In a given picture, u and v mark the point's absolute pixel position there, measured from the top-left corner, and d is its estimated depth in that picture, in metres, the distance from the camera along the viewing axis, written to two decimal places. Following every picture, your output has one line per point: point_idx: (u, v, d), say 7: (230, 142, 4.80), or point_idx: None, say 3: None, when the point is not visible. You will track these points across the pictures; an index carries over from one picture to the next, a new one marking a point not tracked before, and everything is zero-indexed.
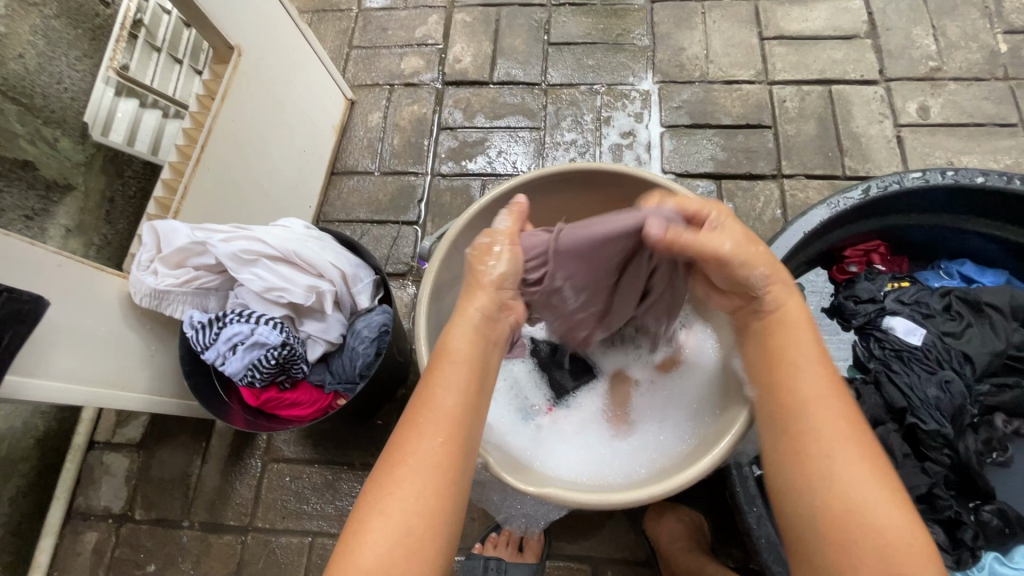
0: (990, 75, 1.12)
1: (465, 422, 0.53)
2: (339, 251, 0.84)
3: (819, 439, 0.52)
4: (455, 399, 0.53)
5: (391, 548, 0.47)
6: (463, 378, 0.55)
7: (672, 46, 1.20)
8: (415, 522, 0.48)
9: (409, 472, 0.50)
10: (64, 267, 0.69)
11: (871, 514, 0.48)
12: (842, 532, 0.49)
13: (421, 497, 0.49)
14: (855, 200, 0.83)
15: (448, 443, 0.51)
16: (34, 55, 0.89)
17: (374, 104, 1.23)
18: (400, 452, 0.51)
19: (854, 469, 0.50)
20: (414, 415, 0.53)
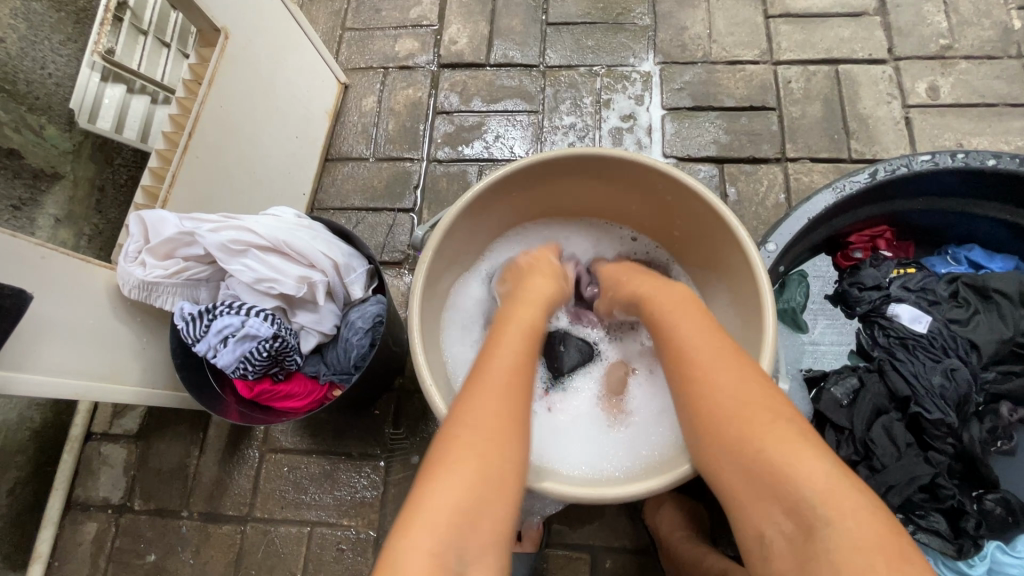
0: (1003, 53, 1.08)
1: (514, 394, 0.56)
2: (332, 241, 0.83)
3: (698, 385, 0.56)
4: (513, 356, 0.59)
5: (467, 476, 0.50)
6: (509, 354, 0.59)
7: (674, 25, 1.17)
8: (471, 488, 0.49)
9: (483, 409, 0.54)
10: (49, 259, 0.67)
11: (764, 451, 0.50)
12: (751, 471, 0.51)
13: (478, 464, 0.50)
14: (861, 183, 0.80)
15: (517, 391, 0.56)
16: (15, 40, 0.87)
17: (368, 88, 1.20)
18: (476, 393, 0.55)
19: (745, 412, 0.53)
20: (477, 372, 0.58)
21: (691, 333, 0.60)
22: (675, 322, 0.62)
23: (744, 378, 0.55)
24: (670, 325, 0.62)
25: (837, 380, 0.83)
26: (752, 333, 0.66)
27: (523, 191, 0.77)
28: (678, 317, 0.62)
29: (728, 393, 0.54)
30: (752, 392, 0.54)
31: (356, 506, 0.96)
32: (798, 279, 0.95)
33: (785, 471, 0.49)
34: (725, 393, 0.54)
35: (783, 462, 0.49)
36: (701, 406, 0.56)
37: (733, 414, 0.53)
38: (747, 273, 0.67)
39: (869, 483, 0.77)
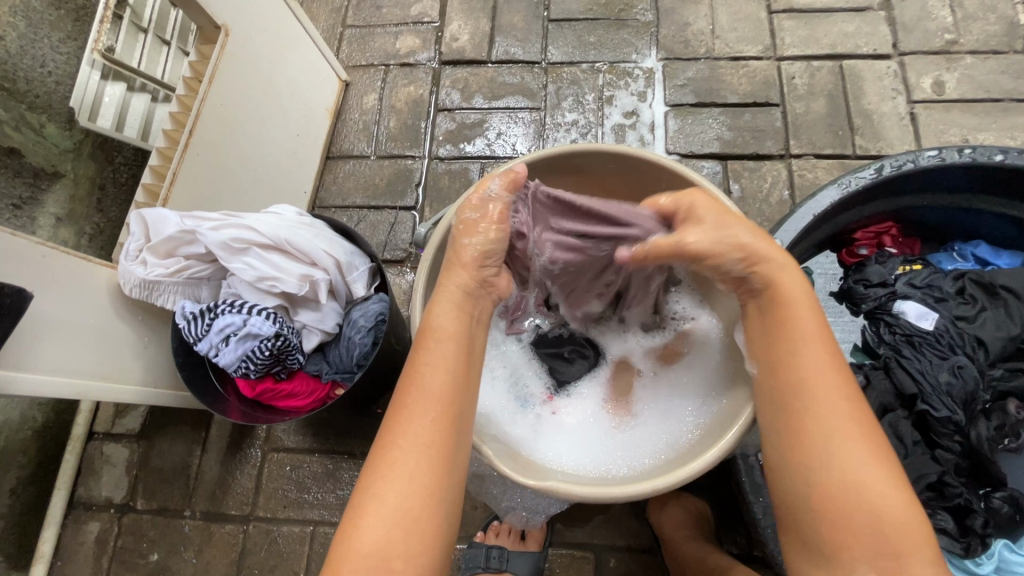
0: (1008, 48, 1.08)
1: (450, 402, 0.54)
2: (334, 239, 0.82)
3: (810, 406, 0.53)
4: (442, 381, 0.54)
5: (406, 498, 0.50)
6: (450, 357, 0.55)
7: (676, 21, 1.16)
8: (407, 507, 0.50)
9: (403, 453, 0.51)
10: (50, 258, 0.67)
11: (875, 500, 0.50)
12: (849, 515, 0.50)
13: (414, 482, 0.51)
14: (867, 180, 0.79)
15: (439, 423, 0.53)
16: (14, 37, 0.87)
17: (369, 85, 1.19)
18: (397, 434, 0.52)
19: (858, 453, 0.51)
20: (403, 401, 0.54)
21: (819, 348, 0.54)
22: (798, 329, 0.55)
23: (855, 412, 0.53)
24: (798, 329, 0.55)
25: None
26: None
27: None
28: (800, 321, 0.55)
29: (843, 427, 0.52)
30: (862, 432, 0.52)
31: None
32: None
33: (889, 523, 0.49)
34: (844, 428, 0.52)
35: (888, 512, 0.49)
36: (812, 434, 0.52)
37: (846, 451, 0.51)
38: None
39: None
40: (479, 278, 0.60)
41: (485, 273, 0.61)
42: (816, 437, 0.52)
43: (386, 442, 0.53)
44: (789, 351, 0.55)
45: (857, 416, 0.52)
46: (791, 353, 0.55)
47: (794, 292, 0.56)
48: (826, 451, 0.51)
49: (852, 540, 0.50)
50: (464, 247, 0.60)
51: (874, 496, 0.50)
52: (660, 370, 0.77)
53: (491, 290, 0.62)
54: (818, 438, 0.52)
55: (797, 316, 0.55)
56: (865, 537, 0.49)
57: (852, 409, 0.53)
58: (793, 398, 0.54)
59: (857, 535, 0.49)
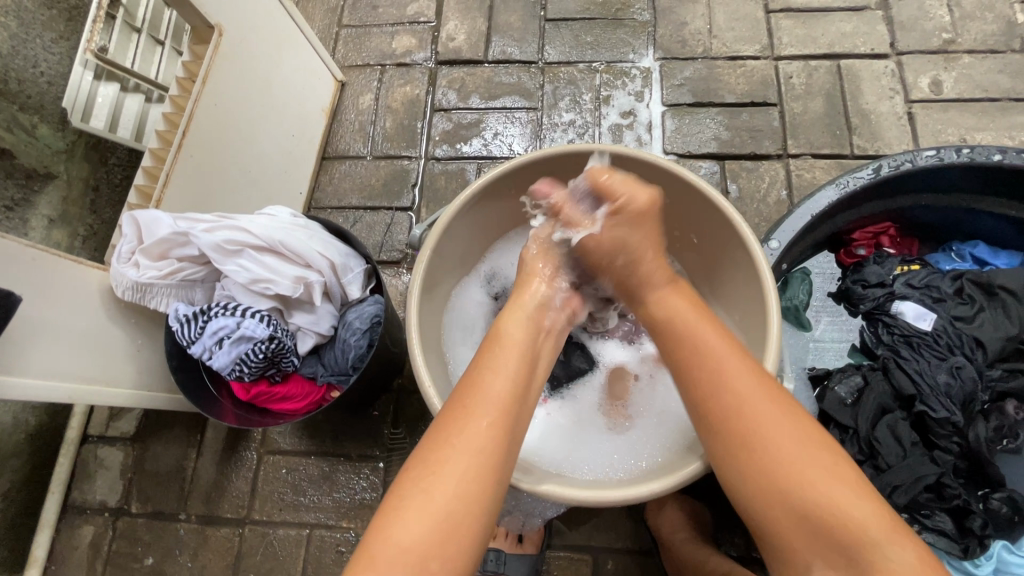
0: (1006, 47, 1.07)
1: (512, 406, 0.54)
2: (329, 240, 0.81)
3: (741, 426, 0.53)
4: (505, 388, 0.55)
5: (457, 492, 0.49)
6: (512, 363, 0.57)
7: (674, 20, 1.15)
8: (457, 503, 0.49)
9: (458, 452, 0.51)
10: (40, 260, 0.66)
11: (826, 499, 0.49)
12: (805, 520, 0.50)
13: (465, 480, 0.50)
14: (865, 179, 0.79)
15: (500, 429, 0.53)
16: (5, 37, 0.86)
17: (365, 85, 1.19)
18: (452, 432, 0.52)
19: (797, 458, 0.51)
20: (463, 402, 0.54)
21: (737, 364, 0.56)
22: (711, 354, 0.57)
23: (787, 418, 0.53)
24: (710, 354, 0.57)
25: (841, 378, 0.83)
26: (754, 330, 0.66)
27: (521, 191, 0.76)
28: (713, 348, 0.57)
29: (771, 437, 0.52)
30: (797, 436, 0.52)
31: (356, 508, 0.95)
32: (800, 277, 0.93)
33: (843, 521, 0.49)
34: (771, 438, 0.52)
35: (842, 510, 0.49)
36: (744, 452, 0.53)
37: (785, 462, 0.51)
38: (750, 270, 0.66)
39: (873, 483, 0.75)
40: (554, 293, 0.68)
41: (558, 290, 0.69)
42: (748, 456, 0.52)
43: (438, 439, 0.52)
44: (701, 378, 0.57)
45: (782, 413, 0.53)
46: (712, 371, 0.56)
47: (699, 330, 0.59)
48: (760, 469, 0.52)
49: (814, 545, 0.50)
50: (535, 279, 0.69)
51: (825, 497, 0.50)
52: (657, 372, 0.77)
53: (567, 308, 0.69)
54: (747, 459, 0.52)
55: (705, 342, 0.58)
56: (826, 540, 0.49)
57: (784, 417, 0.53)
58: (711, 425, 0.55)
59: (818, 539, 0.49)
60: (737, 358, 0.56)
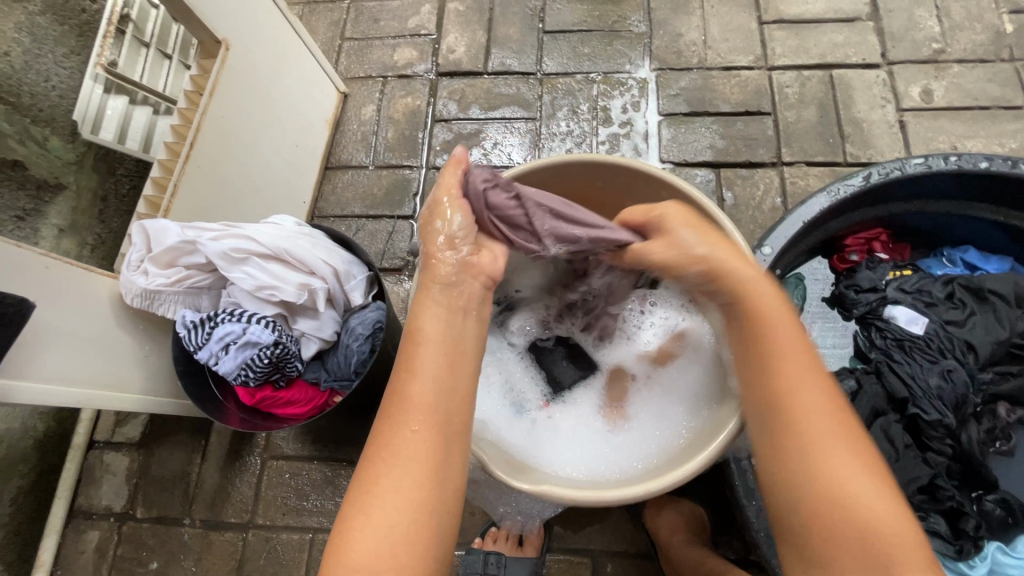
0: (995, 57, 1.09)
1: (440, 405, 0.52)
2: (332, 248, 0.83)
3: (786, 409, 0.54)
4: (427, 388, 0.52)
5: (402, 502, 0.48)
6: (434, 361, 0.53)
7: (669, 32, 1.18)
8: (398, 517, 0.47)
9: (388, 465, 0.49)
10: (52, 268, 0.68)
11: (849, 493, 0.50)
12: (827, 514, 0.50)
13: (402, 491, 0.48)
14: (855, 187, 0.81)
15: (424, 430, 0.50)
16: (19, 53, 0.89)
17: (368, 97, 1.21)
18: (384, 448, 0.50)
19: (831, 450, 0.52)
20: (389, 410, 0.52)
21: (796, 352, 0.56)
22: (772, 335, 0.56)
23: (831, 409, 0.54)
24: (772, 335, 0.56)
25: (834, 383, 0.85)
26: None
27: None
28: (777, 326, 0.57)
29: (812, 427, 0.53)
30: (833, 434, 0.52)
31: None
32: (795, 282, 0.95)
33: (863, 516, 0.49)
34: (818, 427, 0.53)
35: (863, 506, 0.50)
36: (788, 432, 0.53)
37: (820, 452, 0.52)
38: None
39: None
40: (457, 265, 0.59)
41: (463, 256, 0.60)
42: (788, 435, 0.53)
43: (372, 457, 0.50)
44: (766, 352, 0.56)
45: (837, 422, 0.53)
46: (769, 357, 0.56)
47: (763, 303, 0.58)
48: (808, 466, 0.52)
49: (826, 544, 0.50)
50: (439, 268, 0.59)
51: (848, 492, 0.50)
52: (653, 373, 0.78)
53: (478, 271, 0.60)
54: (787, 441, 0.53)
55: (773, 318, 0.57)
56: (847, 538, 0.49)
57: (833, 417, 0.53)
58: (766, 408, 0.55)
59: (838, 537, 0.50)
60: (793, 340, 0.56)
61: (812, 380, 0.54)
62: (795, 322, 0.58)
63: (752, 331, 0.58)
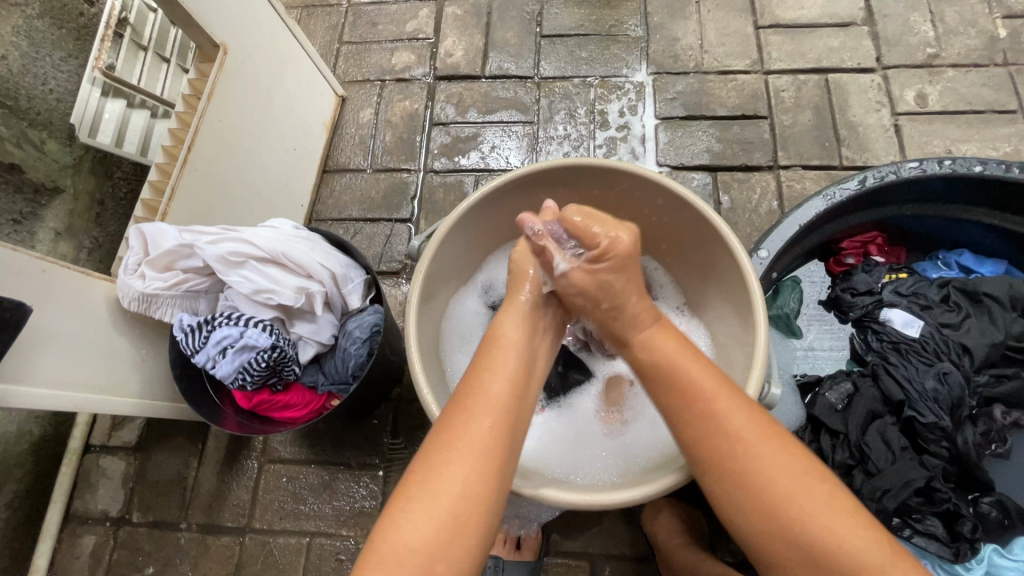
0: (989, 61, 1.10)
1: (512, 406, 0.56)
2: (329, 251, 0.83)
3: (721, 447, 0.54)
4: (502, 387, 0.56)
5: (469, 486, 0.50)
6: (508, 367, 0.58)
7: (666, 36, 1.18)
8: (463, 500, 0.49)
9: (458, 456, 0.51)
10: (49, 272, 0.68)
11: (801, 512, 0.51)
12: (787, 535, 0.51)
13: (470, 479, 0.50)
14: (852, 190, 0.81)
15: (498, 427, 0.53)
16: (17, 56, 0.89)
17: (366, 100, 1.21)
18: (455, 437, 0.52)
19: (773, 474, 0.52)
20: (458, 405, 0.54)
21: (719, 394, 0.56)
22: (697, 385, 0.57)
23: (766, 437, 0.54)
24: (694, 383, 0.57)
25: (831, 386, 0.85)
26: (743, 339, 0.68)
27: (516, 204, 0.78)
28: (699, 377, 0.57)
29: (756, 456, 0.53)
30: (757, 438, 0.54)
31: (355, 516, 0.96)
32: (791, 285, 0.95)
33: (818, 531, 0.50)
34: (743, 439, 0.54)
35: (816, 522, 0.50)
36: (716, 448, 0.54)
37: (764, 479, 0.52)
38: (738, 280, 0.68)
39: (863, 487, 0.77)
40: (538, 296, 0.66)
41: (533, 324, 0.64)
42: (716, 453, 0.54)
43: (440, 444, 0.52)
44: (686, 401, 0.57)
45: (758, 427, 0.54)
46: (697, 406, 0.56)
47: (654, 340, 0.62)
48: (734, 474, 0.53)
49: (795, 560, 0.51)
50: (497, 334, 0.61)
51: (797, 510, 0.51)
52: None
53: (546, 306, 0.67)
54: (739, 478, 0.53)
55: (691, 374, 0.58)
56: (814, 557, 0.50)
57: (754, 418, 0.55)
58: (704, 452, 0.55)
59: (801, 553, 0.51)
60: (710, 373, 0.57)
61: (742, 412, 0.55)
62: (707, 361, 0.59)
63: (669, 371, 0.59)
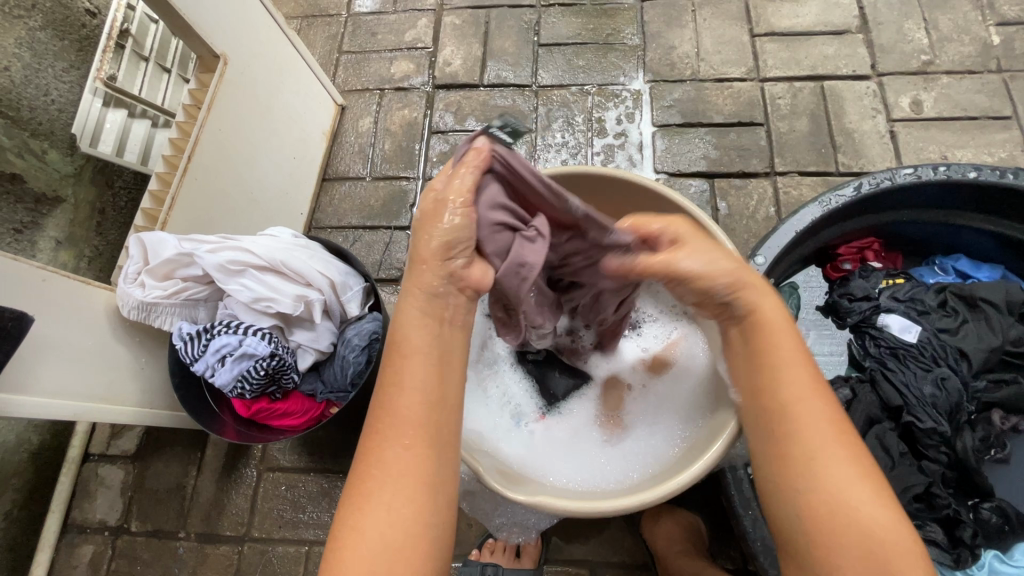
0: (983, 68, 1.11)
1: (429, 417, 0.51)
2: (328, 259, 0.84)
3: (783, 422, 0.52)
4: (415, 402, 0.51)
5: (394, 516, 0.48)
6: (421, 372, 0.51)
7: (662, 44, 1.19)
8: (390, 533, 0.47)
9: (378, 489, 0.48)
10: (49, 281, 0.68)
11: (848, 506, 0.49)
12: (826, 529, 0.49)
13: (393, 509, 0.48)
14: (847, 197, 0.82)
15: (414, 447, 0.50)
16: (19, 68, 0.90)
17: (365, 109, 1.22)
18: (370, 457, 0.50)
19: (830, 463, 0.50)
20: (377, 423, 0.51)
21: (797, 366, 0.54)
22: (775, 349, 0.55)
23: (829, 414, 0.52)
24: (773, 343, 0.55)
25: None
26: None
27: None
28: (779, 341, 0.55)
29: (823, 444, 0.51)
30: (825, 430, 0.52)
31: None
32: (789, 291, 0.95)
33: (864, 528, 0.48)
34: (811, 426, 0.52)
35: (863, 517, 0.48)
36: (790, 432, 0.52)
37: (821, 464, 0.50)
38: None
39: None
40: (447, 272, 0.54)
41: (452, 267, 0.54)
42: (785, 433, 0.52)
43: (360, 475, 0.50)
44: (764, 364, 0.55)
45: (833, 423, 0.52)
46: (767, 369, 0.54)
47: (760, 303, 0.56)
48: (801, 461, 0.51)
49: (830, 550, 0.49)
50: (430, 246, 0.53)
51: (845, 502, 0.49)
52: (649, 382, 0.78)
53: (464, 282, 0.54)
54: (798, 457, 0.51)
55: (776, 341, 0.55)
56: (849, 552, 0.48)
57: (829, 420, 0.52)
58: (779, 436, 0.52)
59: (839, 551, 0.48)
60: (794, 352, 0.55)
61: (809, 390, 0.53)
62: (794, 333, 0.56)
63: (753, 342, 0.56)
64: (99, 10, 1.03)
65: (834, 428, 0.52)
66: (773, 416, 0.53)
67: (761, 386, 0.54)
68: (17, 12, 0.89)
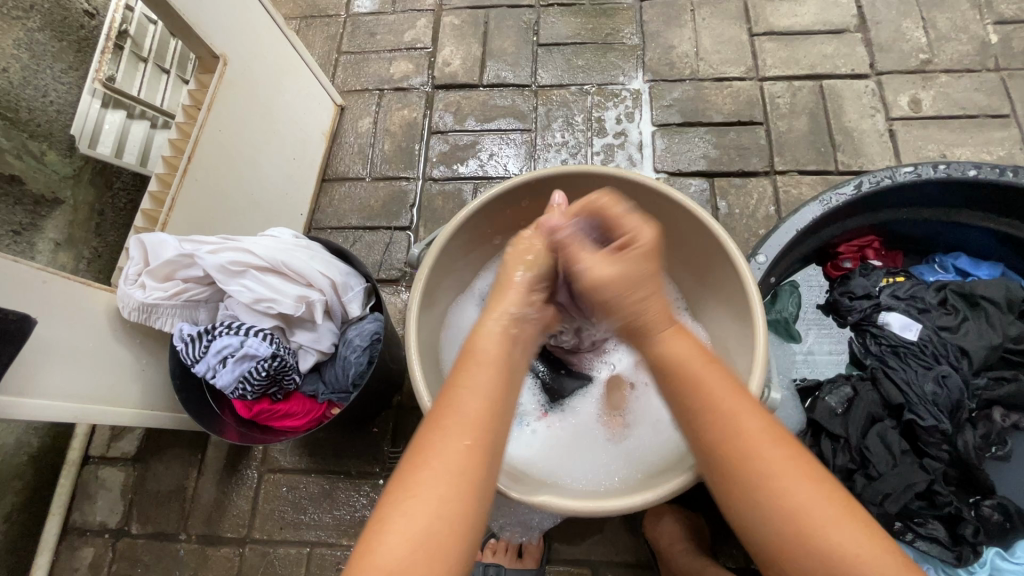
0: (981, 66, 1.11)
1: (490, 425, 0.52)
2: (329, 260, 0.84)
3: (737, 467, 0.50)
4: (479, 404, 0.52)
5: (440, 494, 0.47)
6: (491, 379, 0.54)
7: (662, 44, 1.20)
8: (436, 519, 0.47)
9: (432, 475, 0.48)
10: (49, 283, 0.68)
11: (810, 521, 0.47)
12: (795, 546, 0.47)
13: (440, 500, 0.47)
14: (847, 195, 0.82)
15: (474, 446, 0.50)
16: (18, 69, 0.89)
17: (365, 109, 1.22)
18: (445, 412, 0.52)
19: (785, 483, 0.48)
20: (437, 417, 0.52)
21: (729, 394, 0.53)
22: (699, 386, 0.54)
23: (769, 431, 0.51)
24: (699, 384, 0.54)
25: (831, 390, 0.85)
26: (745, 341, 0.67)
27: (515, 210, 0.78)
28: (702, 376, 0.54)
29: (767, 463, 0.49)
30: (771, 445, 0.50)
31: (355, 525, 0.96)
32: (789, 289, 0.96)
33: (832, 547, 0.46)
34: (755, 453, 0.50)
35: (828, 537, 0.46)
36: (727, 462, 0.51)
37: (771, 485, 0.49)
38: (739, 284, 0.68)
39: (864, 491, 0.77)
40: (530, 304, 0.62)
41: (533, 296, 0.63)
42: (718, 459, 0.51)
43: (413, 462, 0.49)
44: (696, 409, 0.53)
45: (778, 441, 0.51)
46: (690, 408, 0.54)
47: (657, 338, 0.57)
48: (752, 483, 0.49)
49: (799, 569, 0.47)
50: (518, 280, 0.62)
51: (810, 520, 0.47)
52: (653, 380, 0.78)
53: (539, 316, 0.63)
54: (747, 489, 0.49)
55: (695, 371, 0.54)
56: (821, 574, 0.46)
57: (772, 441, 0.50)
58: (714, 462, 0.52)
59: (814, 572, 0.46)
60: (720, 383, 0.53)
61: (766, 436, 0.51)
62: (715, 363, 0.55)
63: (676, 386, 0.55)
64: (97, 11, 1.03)
65: (779, 446, 0.50)
66: (718, 454, 0.51)
67: (694, 424, 0.53)
68: (15, 14, 0.89)
